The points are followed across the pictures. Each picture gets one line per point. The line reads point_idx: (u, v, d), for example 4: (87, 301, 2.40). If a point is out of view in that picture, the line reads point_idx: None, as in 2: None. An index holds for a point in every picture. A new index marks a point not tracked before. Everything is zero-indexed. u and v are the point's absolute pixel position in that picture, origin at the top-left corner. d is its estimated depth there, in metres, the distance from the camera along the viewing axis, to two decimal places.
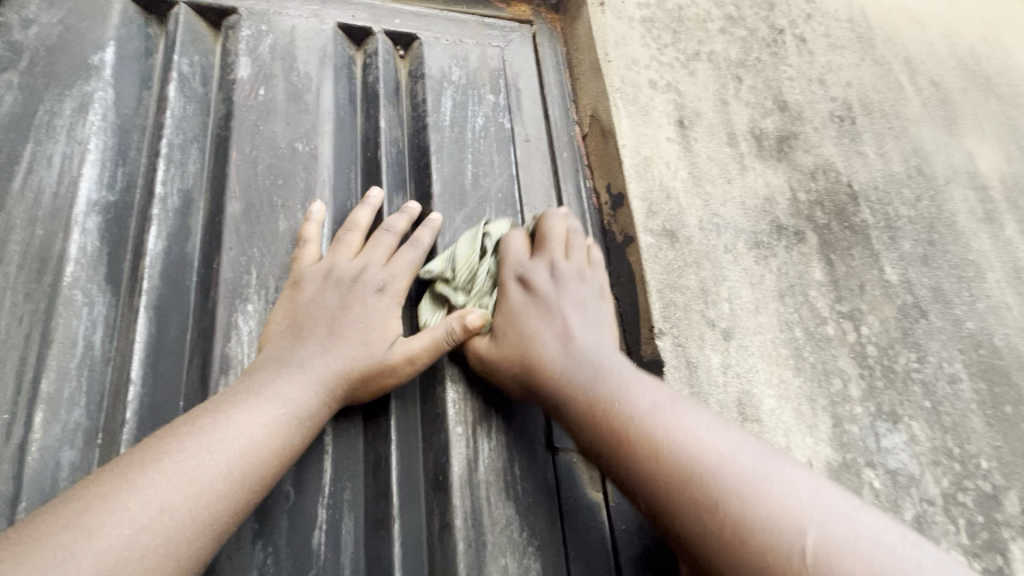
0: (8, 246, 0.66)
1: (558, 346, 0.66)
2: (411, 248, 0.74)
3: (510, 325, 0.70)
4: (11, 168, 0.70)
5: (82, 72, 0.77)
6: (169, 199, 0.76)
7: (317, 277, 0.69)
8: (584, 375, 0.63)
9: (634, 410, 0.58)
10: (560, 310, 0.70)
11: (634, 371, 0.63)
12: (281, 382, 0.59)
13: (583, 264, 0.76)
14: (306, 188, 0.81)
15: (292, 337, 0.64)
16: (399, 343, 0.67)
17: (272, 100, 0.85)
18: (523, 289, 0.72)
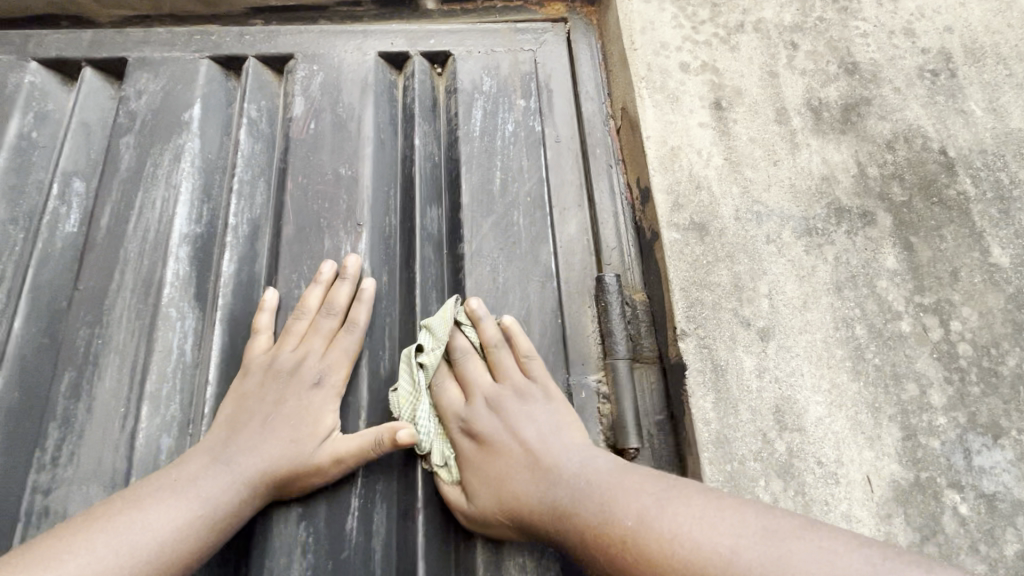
0: (126, 275, 0.84)
1: (532, 484, 0.67)
2: (348, 333, 0.79)
3: (482, 487, 0.69)
4: (128, 212, 0.88)
5: (177, 128, 0.94)
6: (240, 228, 0.90)
7: (260, 368, 0.77)
8: (588, 510, 0.61)
9: (622, 529, 0.58)
10: (519, 431, 0.72)
11: (611, 476, 0.63)
12: (202, 482, 0.67)
13: (520, 380, 0.77)
14: (349, 209, 0.90)
15: (227, 433, 0.72)
16: (330, 440, 0.73)
17: (321, 131, 0.96)
18: (473, 436, 0.73)
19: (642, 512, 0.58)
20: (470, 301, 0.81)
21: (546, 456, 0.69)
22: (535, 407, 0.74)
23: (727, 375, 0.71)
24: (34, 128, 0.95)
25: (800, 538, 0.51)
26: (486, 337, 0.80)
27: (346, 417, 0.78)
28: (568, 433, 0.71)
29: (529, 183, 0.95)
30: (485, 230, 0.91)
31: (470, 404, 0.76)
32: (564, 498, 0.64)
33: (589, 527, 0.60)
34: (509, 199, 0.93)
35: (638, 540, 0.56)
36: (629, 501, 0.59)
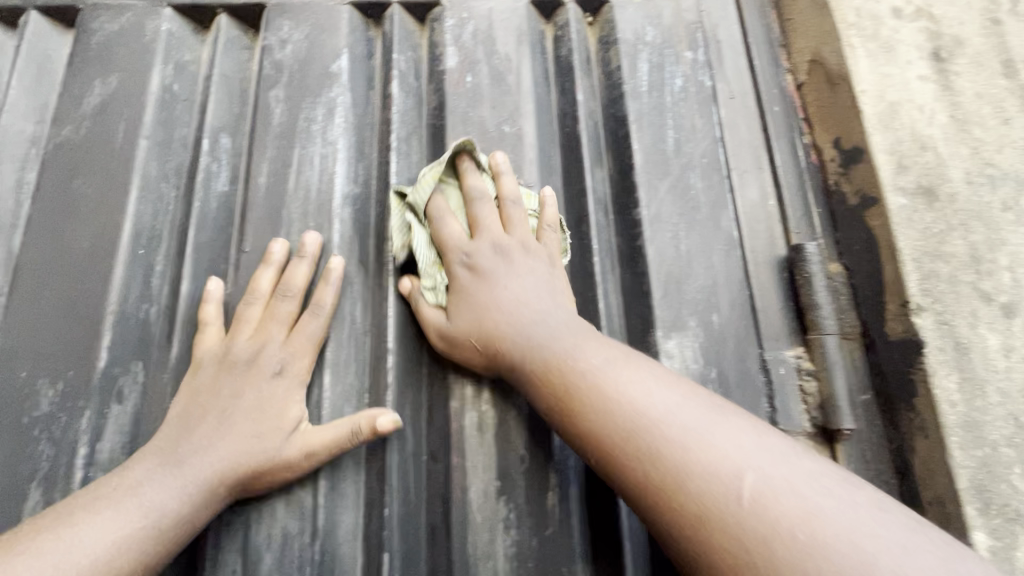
0: (292, 237, 0.80)
1: (512, 315, 0.69)
2: (311, 318, 0.72)
3: (466, 307, 0.71)
4: (286, 171, 0.83)
5: (326, 80, 0.89)
6: (401, 188, 0.85)
7: (214, 361, 0.70)
8: (548, 354, 0.64)
9: (586, 364, 0.61)
10: (513, 284, 0.71)
11: (586, 335, 0.65)
12: (151, 485, 0.61)
13: (527, 240, 0.75)
14: (516, 168, 0.84)
15: (178, 428, 0.66)
16: (299, 433, 0.67)
17: (478, 85, 0.89)
18: (473, 268, 0.73)
19: (604, 359, 0.61)
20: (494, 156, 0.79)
21: (526, 299, 0.69)
22: (533, 262, 0.73)
23: (971, 354, 0.65)
24: (175, 79, 0.90)
25: (726, 416, 0.54)
26: (504, 191, 0.77)
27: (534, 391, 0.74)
28: (549, 287, 0.71)
29: (704, 142, 0.88)
30: (662, 193, 0.84)
31: (473, 241, 0.75)
32: (536, 334, 0.66)
33: (550, 363, 0.63)
34: (683, 159, 0.86)
35: (589, 387, 0.59)
36: (592, 355, 0.62)
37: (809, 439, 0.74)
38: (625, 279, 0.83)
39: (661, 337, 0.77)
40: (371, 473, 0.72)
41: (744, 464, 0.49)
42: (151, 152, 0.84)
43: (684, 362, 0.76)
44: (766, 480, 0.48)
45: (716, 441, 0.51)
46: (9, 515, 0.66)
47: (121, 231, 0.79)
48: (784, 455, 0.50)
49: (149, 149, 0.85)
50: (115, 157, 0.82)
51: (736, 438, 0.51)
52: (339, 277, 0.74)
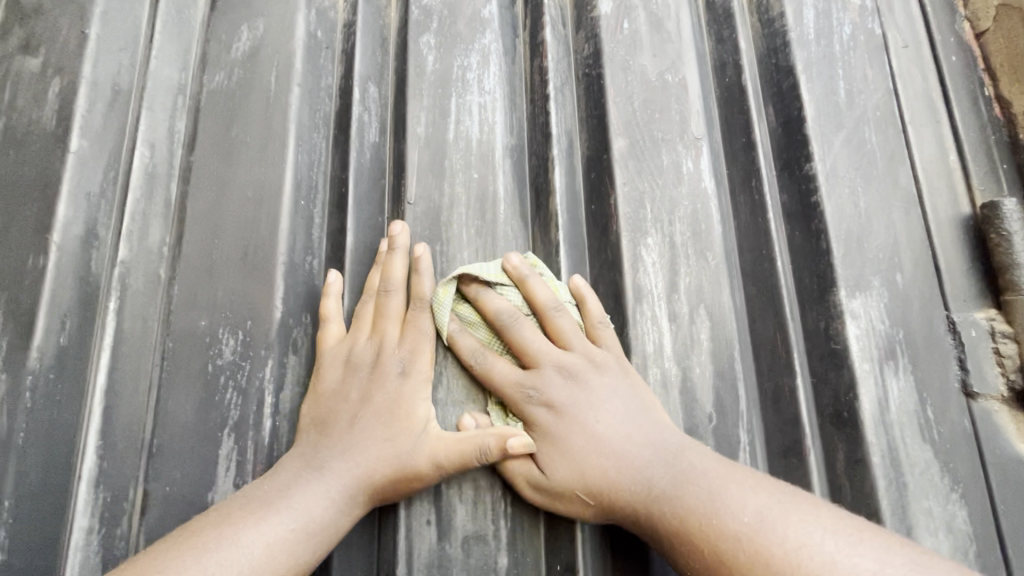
0: (456, 189, 0.77)
1: (625, 469, 0.59)
2: (419, 312, 0.68)
3: (558, 456, 0.61)
4: (444, 121, 0.80)
5: (477, 26, 0.85)
6: (561, 139, 0.82)
7: (337, 362, 0.68)
8: (684, 502, 0.56)
9: (734, 527, 0.52)
10: (605, 422, 0.62)
11: (728, 473, 0.57)
12: (297, 492, 0.59)
13: (591, 348, 0.66)
14: (682, 120, 0.81)
15: (316, 434, 0.64)
16: (429, 437, 0.63)
17: (637, 31, 0.85)
18: (548, 404, 0.63)
19: (759, 512, 0.53)
20: (510, 260, 0.69)
21: (626, 436, 0.61)
22: (610, 381, 0.64)
23: None
24: (318, 25, 0.87)
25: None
26: (541, 301, 0.67)
27: (717, 348, 0.72)
28: (643, 408, 0.63)
29: (879, 93, 0.82)
30: (836, 147, 0.80)
31: (535, 373, 0.64)
32: (660, 484, 0.58)
33: (691, 520, 0.54)
34: (857, 112, 0.81)
35: (756, 546, 0.50)
36: (742, 496, 0.54)
37: (1003, 403, 0.71)
38: (796, 236, 0.78)
39: (844, 295, 0.73)
40: None
41: None
42: (303, 100, 0.82)
43: (869, 321, 0.72)
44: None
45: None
46: (208, 459, 0.67)
47: (283, 181, 0.77)
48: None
49: (301, 96, 0.82)
50: (271, 106, 0.81)
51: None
52: (429, 265, 0.70)
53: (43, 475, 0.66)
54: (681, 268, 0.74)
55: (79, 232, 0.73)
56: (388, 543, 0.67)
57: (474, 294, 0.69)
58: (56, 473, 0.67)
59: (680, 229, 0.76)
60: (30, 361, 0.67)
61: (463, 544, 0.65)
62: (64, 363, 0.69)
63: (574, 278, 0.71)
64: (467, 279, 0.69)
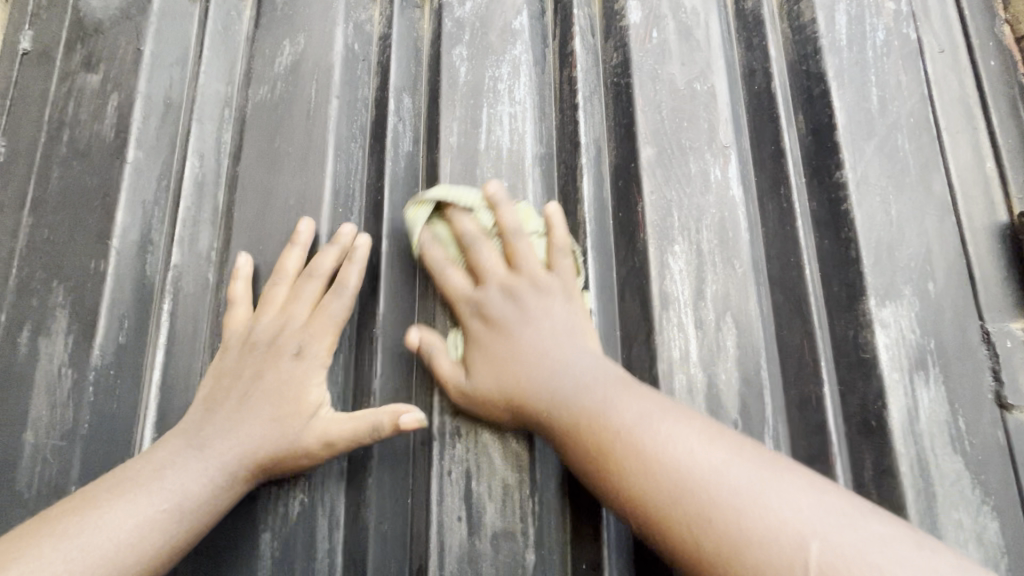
0: None
1: (535, 364, 0.62)
2: (336, 297, 0.70)
3: (485, 364, 0.65)
4: (476, 131, 0.83)
5: (509, 38, 0.87)
6: (589, 148, 0.83)
7: (242, 341, 0.70)
8: (581, 404, 0.58)
9: (620, 422, 0.56)
10: (534, 330, 0.64)
11: (624, 382, 0.59)
12: (170, 472, 0.61)
13: (539, 271, 0.67)
14: (710, 129, 0.82)
15: (202, 413, 0.66)
16: (317, 419, 0.65)
17: (666, 40, 0.86)
18: (484, 315, 0.67)
19: (642, 413, 0.56)
20: (490, 186, 0.71)
21: (544, 338, 0.63)
22: (547, 301, 0.66)
23: None
24: (355, 39, 0.90)
25: (788, 479, 0.49)
26: (507, 226, 0.69)
27: (743, 358, 0.73)
28: (571, 319, 0.65)
29: (913, 99, 0.81)
30: (868, 155, 0.79)
31: (480, 288, 0.68)
32: (563, 390, 0.60)
33: (581, 421, 0.58)
34: (890, 119, 0.80)
35: (630, 442, 0.54)
36: (629, 403, 0.57)
37: None
38: (825, 243, 0.78)
39: (874, 304, 0.73)
40: None
41: (847, 531, 0.45)
42: (341, 111, 0.85)
43: (900, 331, 0.72)
44: (839, 552, 0.44)
45: (775, 501, 0.48)
46: None
47: (323, 190, 0.81)
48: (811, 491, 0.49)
49: (339, 108, 0.85)
50: (311, 118, 0.84)
51: (798, 501, 0.47)
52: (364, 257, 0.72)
53: (103, 463, 0.73)
54: (708, 275, 0.75)
55: (135, 238, 0.80)
56: (420, 538, 0.70)
57: (451, 207, 0.73)
58: (116, 460, 0.73)
59: (708, 237, 0.77)
60: (93, 357, 0.74)
61: (493, 541, 0.68)
62: (122, 359, 0.76)
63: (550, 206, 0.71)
64: (446, 197, 0.73)
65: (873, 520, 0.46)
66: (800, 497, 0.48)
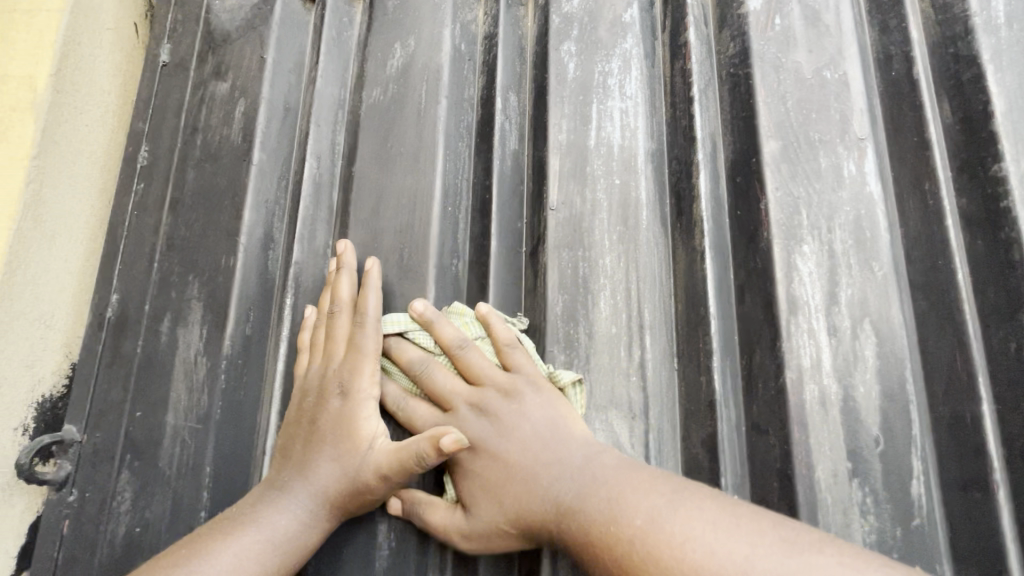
0: (598, 195, 0.79)
1: (532, 490, 0.59)
2: (360, 330, 0.70)
3: (480, 498, 0.62)
4: (586, 127, 0.82)
5: (619, 31, 0.86)
6: (705, 143, 0.79)
7: (298, 392, 0.72)
8: (589, 509, 0.55)
9: (631, 530, 0.51)
10: (518, 436, 0.62)
11: (627, 471, 0.56)
12: (259, 512, 0.64)
13: (502, 377, 0.65)
14: (842, 120, 0.76)
15: (280, 460, 0.69)
16: (372, 452, 0.64)
17: (790, 27, 0.81)
18: (462, 440, 0.64)
19: (652, 512, 0.52)
20: (416, 306, 0.69)
21: (542, 457, 0.60)
22: (526, 400, 0.64)
23: None
24: (462, 39, 0.91)
25: (796, 558, 0.46)
26: (500, 339, 0.68)
27: (884, 368, 0.67)
28: (566, 428, 0.62)
29: None
30: None
31: (456, 411, 0.66)
32: (566, 498, 0.57)
33: (592, 531, 0.54)
34: None
35: (644, 550, 0.50)
36: (638, 498, 0.53)
37: None
38: (980, 244, 0.69)
39: None
40: (695, 439, 0.69)
41: None
42: (449, 111, 0.86)
43: None
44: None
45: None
46: None
47: (434, 188, 0.82)
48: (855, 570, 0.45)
49: (448, 108, 0.86)
50: (421, 118, 0.86)
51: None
52: (377, 279, 0.71)
53: (232, 445, 0.78)
54: (842, 277, 0.70)
55: (260, 235, 0.86)
56: None
57: (400, 338, 0.71)
58: (242, 441, 0.79)
59: (841, 237, 0.71)
60: (224, 347, 0.80)
61: None
62: (248, 352, 0.81)
63: (483, 305, 0.70)
64: (393, 343, 0.71)
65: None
66: None
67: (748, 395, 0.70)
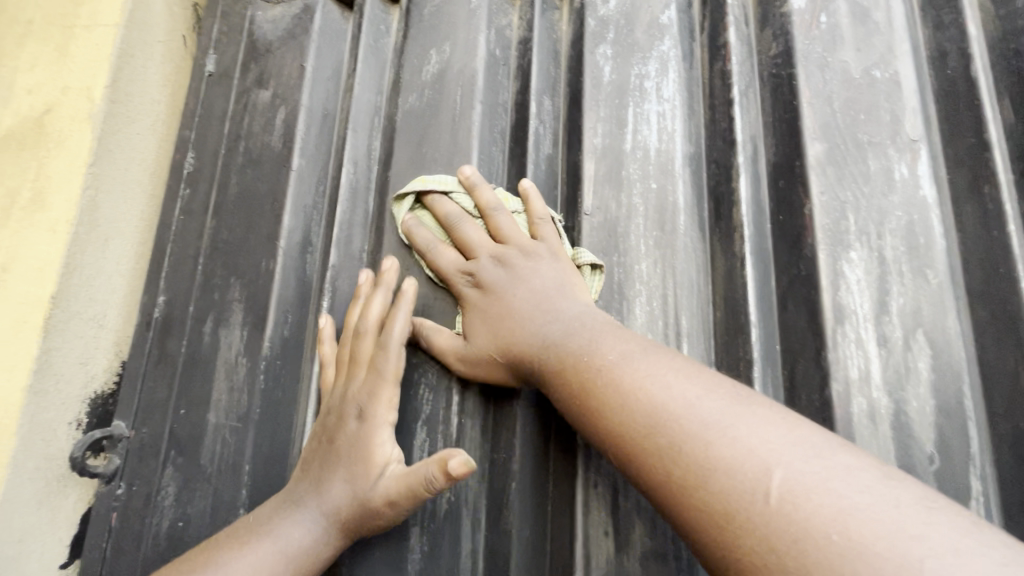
0: (634, 199, 0.77)
1: (523, 326, 0.64)
2: (383, 351, 0.68)
3: (479, 324, 0.68)
4: (621, 131, 0.81)
5: (656, 33, 0.85)
6: (746, 146, 0.77)
7: (322, 410, 0.72)
8: (568, 345, 0.60)
9: (601, 361, 0.56)
10: (523, 288, 0.67)
11: (608, 326, 0.60)
12: (274, 522, 0.66)
13: (526, 240, 0.70)
14: (893, 120, 0.72)
15: (300, 473, 0.70)
16: (383, 478, 0.63)
17: (837, 25, 0.78)
18: (476, 285, 0.70)
19: (624, 353, 0.55)
20: (465, 170, 0.73)
21: (541, 307, 0.65)
22: (536, 262, 0.68)
23: None
24: (497, 44, 0.91)
25: (753, 410, 0.47)
26: (533, 211, 0.71)
27: (939, 382, 0.63)
28: (570, 290, 0.66)
29: None
30: None
31: (471, 261, 0.71)
32: (553, 336, 0.62)
33: (567, 362, 0.59)
34: None
35: (610, 378, 0.54)
36: (613, 344, 0.57)
37: None
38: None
39: None
40: None
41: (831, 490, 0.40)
42: (484, 115, 0.87)
43: None
44: (797, 478, 0.41)
45: (743, 439, 0.44)
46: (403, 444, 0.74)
47: None
48: (800, 441, 0.44)
49: (482, 112, 0.87)
50: (456, 123, 0.87)
51: (762, 429, 0.45)
52: (410, 299, 0.69)
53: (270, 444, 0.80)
54: (893, 285, 0.67)
55: (299, 239, 0.88)
56: (563, 547, 0.68)
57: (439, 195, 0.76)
58: (280, 441, 0.81)
59: (892, 243, 0.68)
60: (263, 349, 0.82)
61: (642, 562, 0.65)
62: (286, 353, 0.83)
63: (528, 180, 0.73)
64: (433, 196, 0.76)
65: (845, 458, 0.42)
66: (792, 449, 0.43)
67: (791, 407, 0.68)
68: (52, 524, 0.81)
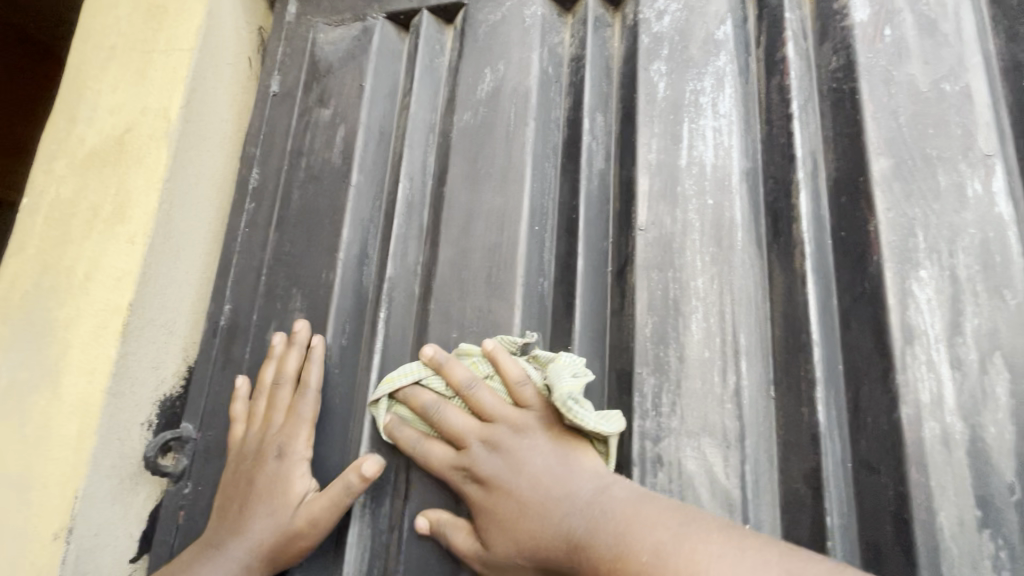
0: (689, 215, 0.77)
1: (540, 520, 0.62)
2: (303, 398, 0.80)
3: (495, 529, 0.65)
4: (677, 147, 0.81)
5: (712, 49, 0.85)
6: (805, 162, 0.76)
7: (235, 456, 0.81)
8: (597, 539, 0.57)
9: (636, 562, 0.54)
10: (527, 475, 0.65)
11: (630, 505, 0.58)
12: (200, 568, 0.73)
13: (512, 414, 0.69)
14: (965, 135, 0.70)
15: (215, 519, 0.78)
16: (303, 505, 0.74)
17: (902, 38, 0.76)
18: (478, 482, 0.68)
19: (656, 546, 0.54)
20: (425, 350, 0.73)
21: (553, 493, 0.63)
22: (532, 441, 0.67)
23: None
24: (550, 62, 0.93)
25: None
26: (508, 376, 0.70)
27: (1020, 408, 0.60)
28: (574, 464, 0.65)
29: None
30: None
31: (470, 450, 0.69)
32: (576, 530, 0.59)
33: (600, 565, 0.56)
34: None
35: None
36: (643, 532, 0.55)
37: None
38: None
39: None
40: (796, 473, 0.66)
41: None
42: (537, 132, 0.88)
43: None
44: None
45: None
46: None
47: (521, 209, 0.84)
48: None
49: (536, 129, 0.88)
50: (510, 141, 0.88)
51: None
52: (321, 354, 0.82)
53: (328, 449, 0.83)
54: (966, 306, 0.64)
55: (356, 252, 0.91)
56: None
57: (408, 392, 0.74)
58: None
59: (965, 262, 0.66)
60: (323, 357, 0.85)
61: None
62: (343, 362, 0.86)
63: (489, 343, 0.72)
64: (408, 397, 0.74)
65: None
66: None
67: (856, 429, 0.66)
68: (124, 519, 0.86)
